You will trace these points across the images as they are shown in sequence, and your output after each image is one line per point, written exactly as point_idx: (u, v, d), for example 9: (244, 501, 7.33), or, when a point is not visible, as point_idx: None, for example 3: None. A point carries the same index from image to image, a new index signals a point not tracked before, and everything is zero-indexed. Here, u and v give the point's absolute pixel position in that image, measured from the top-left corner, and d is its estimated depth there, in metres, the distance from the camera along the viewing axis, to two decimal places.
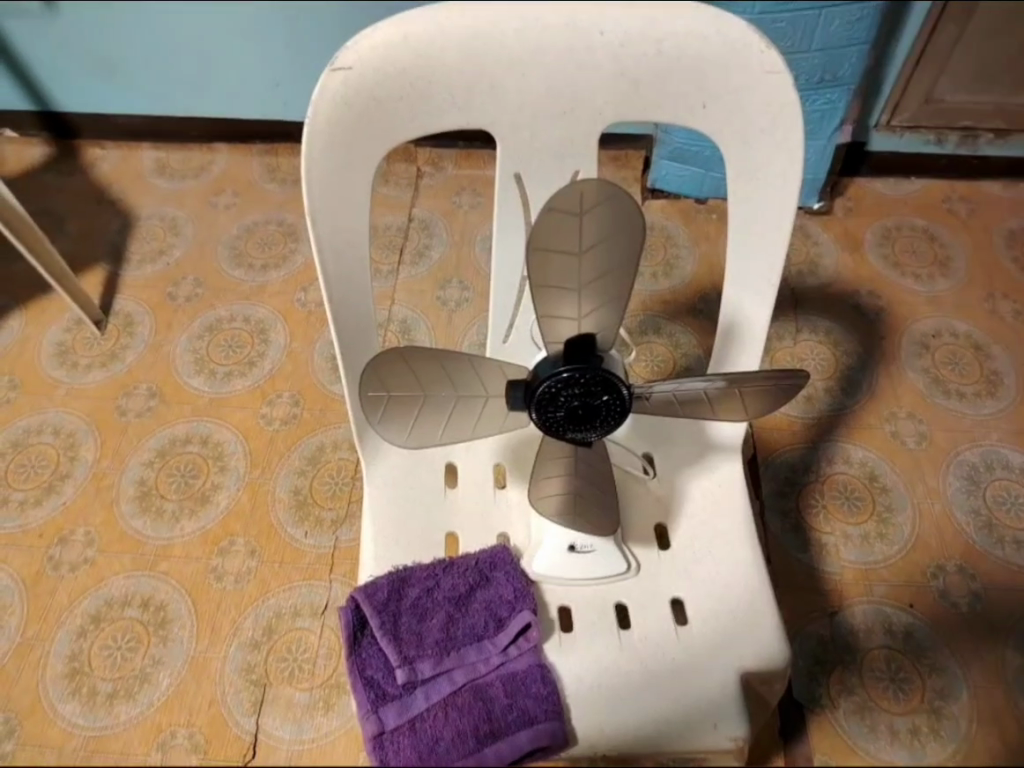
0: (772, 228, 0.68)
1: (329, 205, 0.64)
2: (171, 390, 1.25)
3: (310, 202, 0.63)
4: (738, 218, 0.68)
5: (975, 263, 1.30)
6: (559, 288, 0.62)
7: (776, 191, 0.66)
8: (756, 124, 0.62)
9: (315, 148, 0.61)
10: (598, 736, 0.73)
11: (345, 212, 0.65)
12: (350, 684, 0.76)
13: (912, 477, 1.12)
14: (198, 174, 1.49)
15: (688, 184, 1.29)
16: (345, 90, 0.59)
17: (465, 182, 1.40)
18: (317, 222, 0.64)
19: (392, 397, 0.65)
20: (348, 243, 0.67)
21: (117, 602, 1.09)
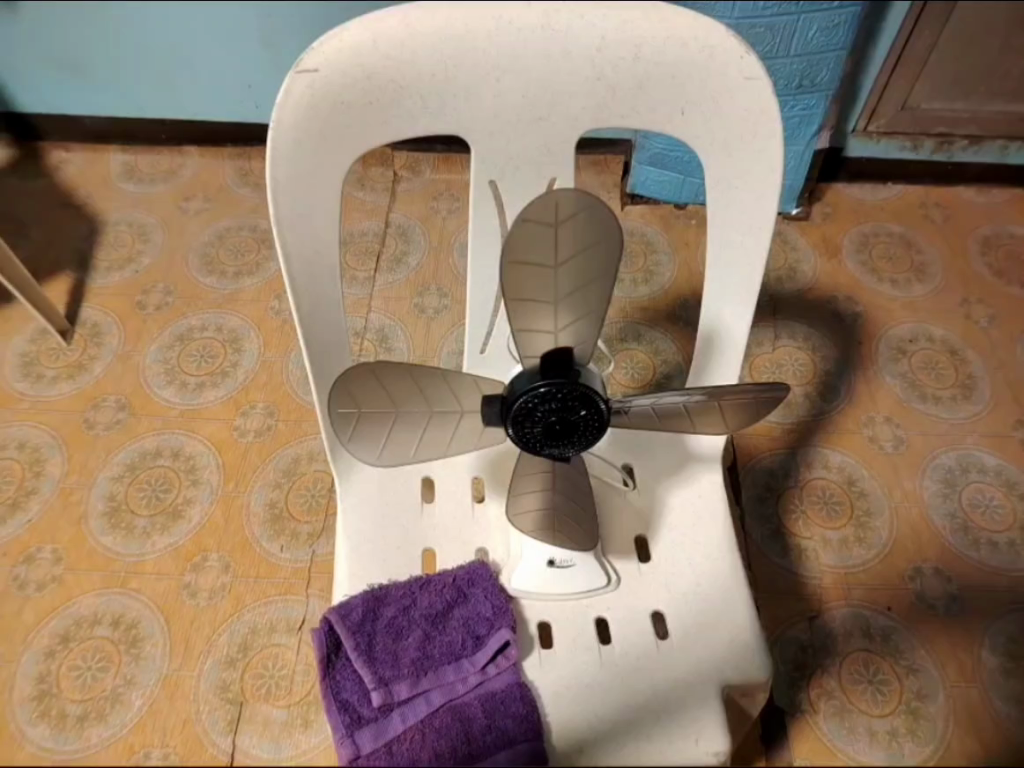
0: (751, 237, 0.66)
1: (296, 214, 0.62)
2: (141, 402, 1.23)
3: (276, 210, 0.61)
4: (717, 227, 0.67)
5: (949, 267, 1.31)
6: (534, 301, 0.60)
7: (755, 201, 0.65)
8: (736, 132, 0.61)
9: (279, 154, 0.58)
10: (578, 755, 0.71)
11: (313, 222, 0.63)
12: (324, 707, 0.76)
13: (889, 482, 1.12)
14: (168, 178, 1.46)
15: (667, 189, 1.29)
16: (311, 93, 0.57)
17: (442, 188, 1.38)
18: (284, 231, 0.62)
19: (362, 414, 0.63)
20: (317, 253, 0.65)
21: (86, 621, 1.06)
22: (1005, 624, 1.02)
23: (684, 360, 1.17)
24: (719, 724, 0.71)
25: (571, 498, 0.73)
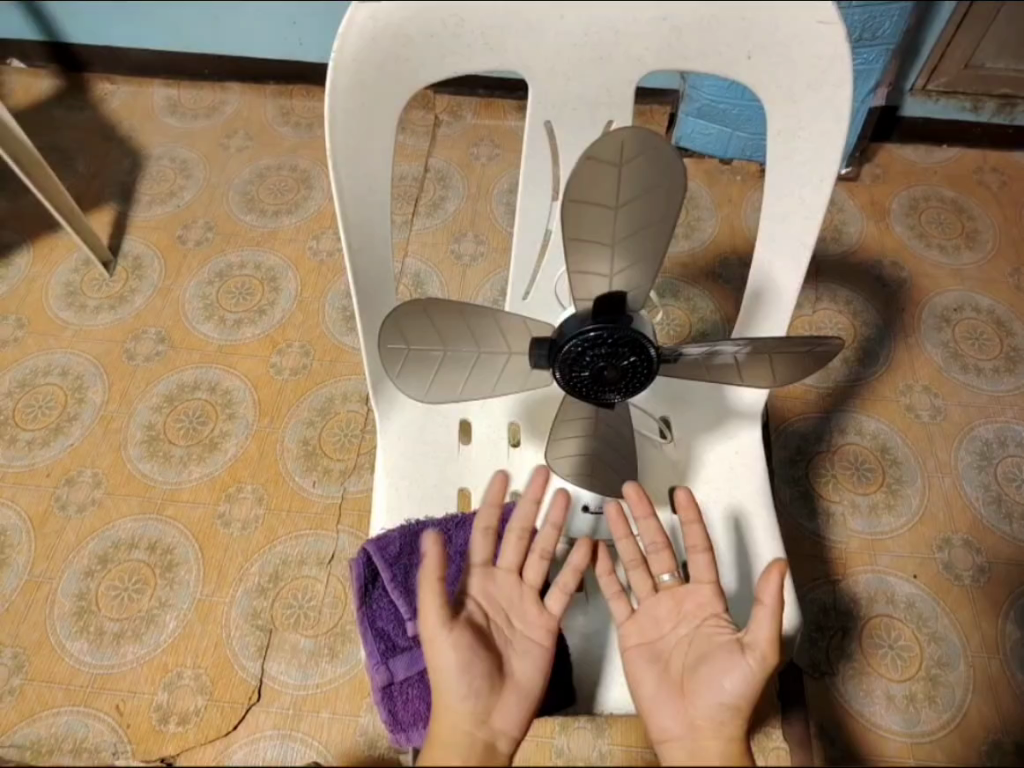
0: (809, 188, 0.65)
1: (350, 148, 0.61)
2: (180, 335, 1.24)
3: (332, 141, 0.60)
4: (777, 174, 0.65)
5: (1001, 236, 1.28)
6: (591, 242, 0.60)
7: (817, 149, 0.63)
8: (804, 78, 0.59)
9: (338, 86, 0.57)
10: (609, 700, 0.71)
11: (369, 156, 0.62)
12: (361, 634, 0.75)
13: (923, 451, 1.11)
14: (210, 115, 1.46)
15: (714, 144, 1.26)
16: (374, 25, 0.55)
17: (484, 133, 1.37)
18: (338, 164, 0.61)
19: (412, 350, 0.64)
20: (369, 189, 0.64)
21: (124, 544, 1.09)
22: None
23: (722, 319, 1.16)
24: None
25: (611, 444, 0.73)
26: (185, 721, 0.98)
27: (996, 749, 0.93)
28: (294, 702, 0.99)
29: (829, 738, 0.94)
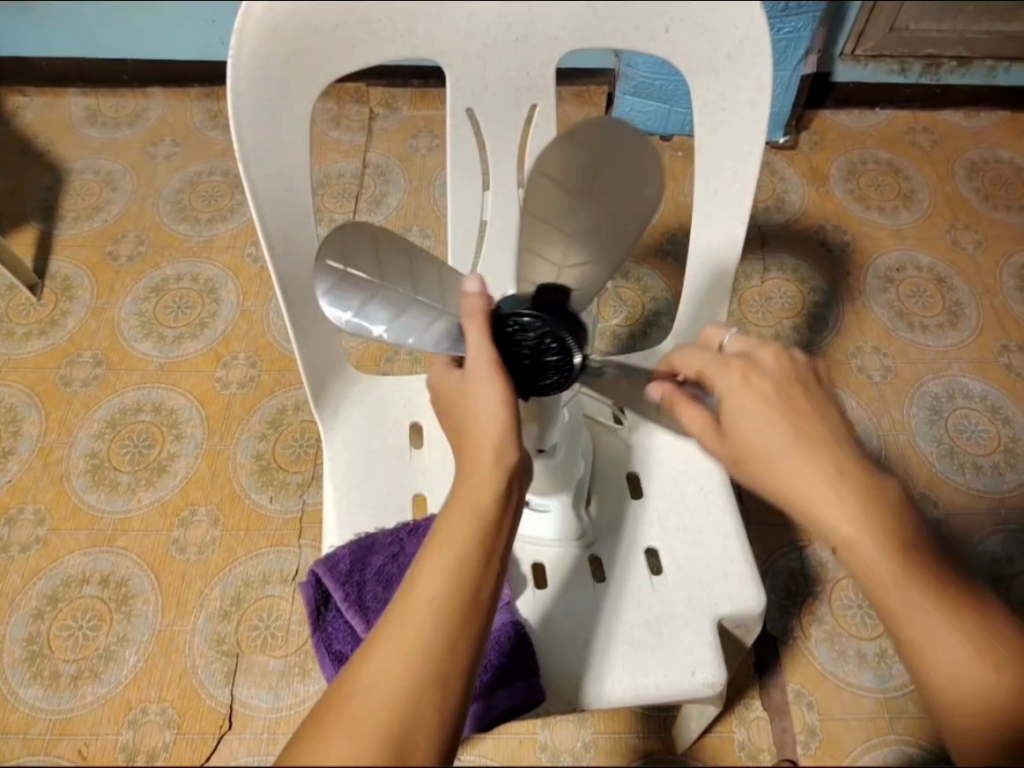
0: (741, 164, 0.62)
1: (260, 145, 0.57)
2: (117, 357, 1.19)
3: (239, 141, 0.56)
4: (705, 153, 0.62)
5: (935, 193, 1.30)
6: (547, 226, 0.52)
7: (744, 123, 0.61)
8: (723, 49, 0.57)
9: (240, 81, 0.54)
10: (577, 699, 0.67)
11: (283, 156, 0.59)
12: (317, 660, 0.72)
13: (877, 411, 1.12)
14: (133, 123, 1.41)
15: (652, 122, 1.26)
16: (272, 16, 0.52)
17: (422, 124, 1.34)
18: (251, 167, 0.58)
19: (348, 276, 0.51)
20: (288, 190, 0.60)
21: (75, 580, 1.04)
22: (990, 545, 1.03)
23: (672, 296, 1.16)
24: (712, 657, 0.68)
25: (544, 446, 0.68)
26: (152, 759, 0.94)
27: None
28: (267, 726, 0.96)
29: (806, 701, 0.97)
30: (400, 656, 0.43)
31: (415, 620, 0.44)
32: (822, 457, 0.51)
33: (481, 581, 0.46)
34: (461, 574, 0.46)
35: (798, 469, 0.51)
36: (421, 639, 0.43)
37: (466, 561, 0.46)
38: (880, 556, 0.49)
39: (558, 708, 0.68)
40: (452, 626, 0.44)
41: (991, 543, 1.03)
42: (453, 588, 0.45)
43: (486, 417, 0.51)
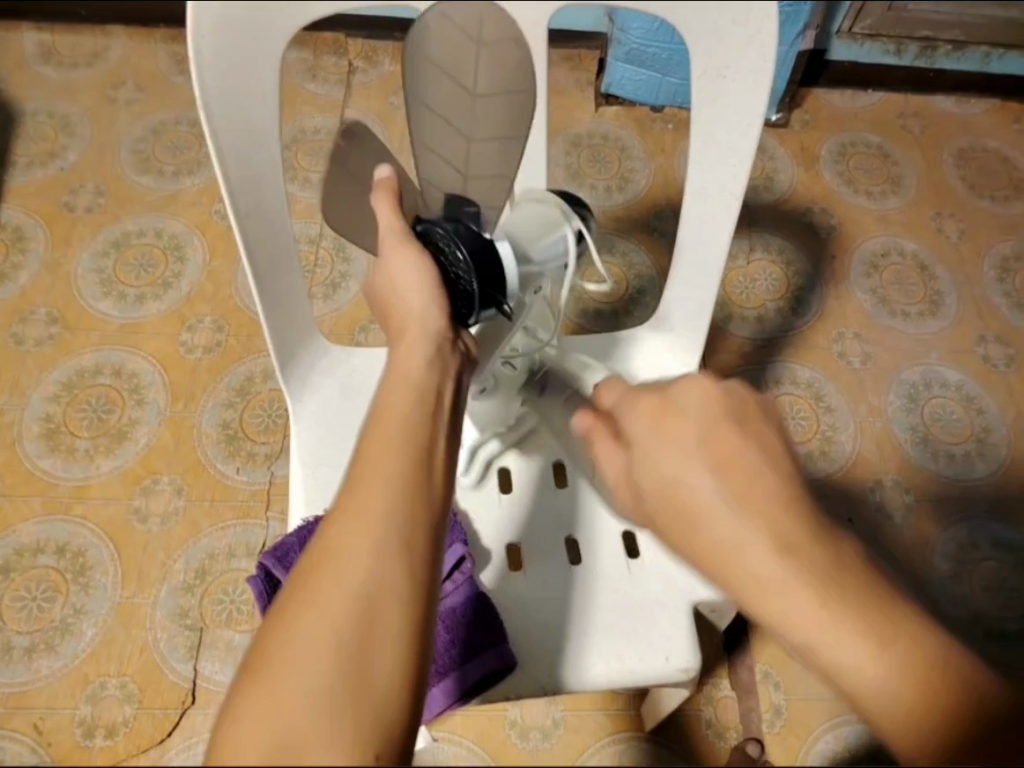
0: (740, 138, 0.58)
1: (228, 95, 0.52)
2: (74, 315, 1.13)
3: (202, 90, 0.52)
4: (703, 121, 0.58)
5: (921, 178, 1.29)
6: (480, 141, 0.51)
7: (746, 95, 0.56)
8: (728, 14, 0.53)
9: (202, 20, 0.49)
10: (548, 683, 0.65)
11: (253, 109, 0.54)
12: None
13: (855, 397, 1.12)
14: (91, 63, 1.32)
15: (644, 89, 1.21)
16: None
17: (403, 81, 1.28)
18: (214, 118, 0.53)
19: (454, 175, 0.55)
20: (256, 146, 0.56)
21: (30, 549, 1.00)
22: (959, 534, 1.05)
23: (658, 273, 1.13)
24: (687, 642, 0.66)
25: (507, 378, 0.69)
26: (113, 733, 0.91)
27: None
28: None
29: (772, 682, 1.02)
30: (355, 530, 0.39)
31: (365, 493, 0.40)
32: (755, 515, 0.44)
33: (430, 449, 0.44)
34: (406, 444, 0.43)
35: (725, 518, 0.44)
36: (375, 510, 0.40)
37: (406, 430, 0.44)
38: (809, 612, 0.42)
39: (527, 692, 0.65)
40: (405, 492, 0.41)
41: (959, 532, 1.05)
42: (400, 456, 0.42)
43: (411, 296, 0.50)
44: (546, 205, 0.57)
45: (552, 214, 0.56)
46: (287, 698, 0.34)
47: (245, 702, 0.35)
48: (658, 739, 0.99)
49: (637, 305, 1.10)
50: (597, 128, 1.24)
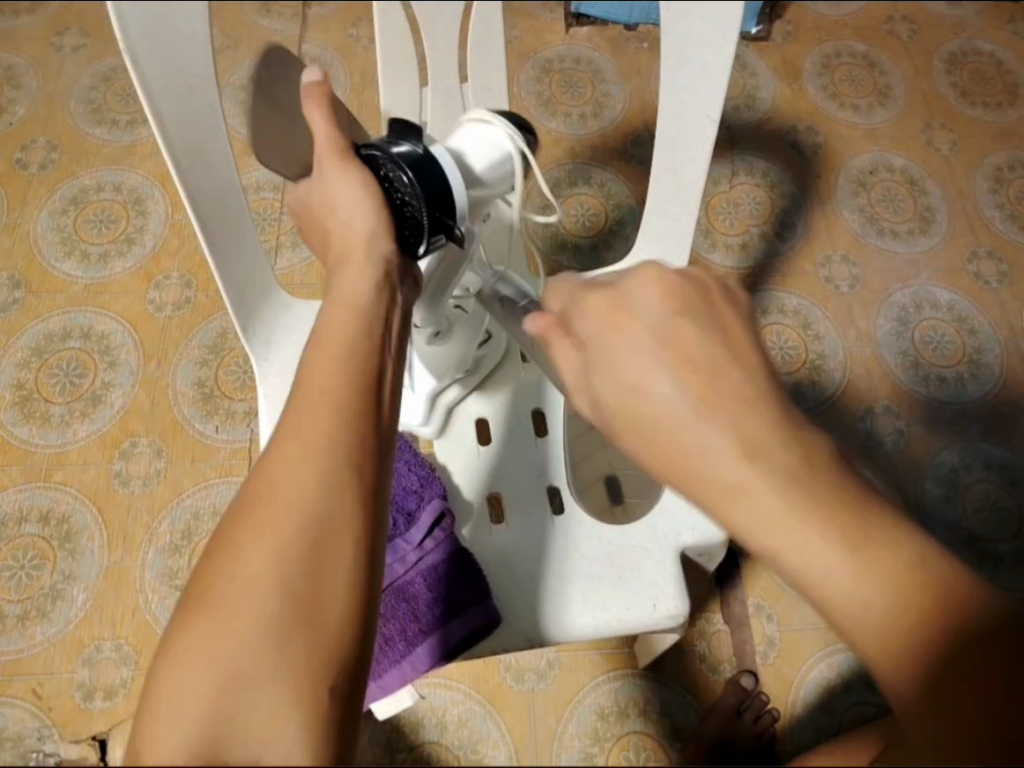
0: (714, 54, 0.54)
1: (152, 46, 0.48)
2: (37, 277, 1.09)
3: (123, 32, 0.46)
4: (673, 36, 0.54)
5: (911, 88, 1.23)
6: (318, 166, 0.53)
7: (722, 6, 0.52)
8: None
9: None
10: (534, 631, 0.64)
11: (180, 54, 0.50)
12: None
13: (844, 322, 1.10)
14: (33, 11, 1.25)
15: (616, 7, 1.16)
16: None
17: (362, 12, 1.21)
18: (140, 63, 0.48)
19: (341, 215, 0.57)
20: (189, 92, 0.51)
21: (14, 517, 0.99)
22: (951, 458, 1.04)
23: (637, 202, 1.09)
24: (676, 587, 0.65)
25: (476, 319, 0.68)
26: (111, 695, 0.92)
27: None
28: None
29: (766, 613, 1.04)
30: (302, 445, 0.39)
31: (312, 412, 0.40)
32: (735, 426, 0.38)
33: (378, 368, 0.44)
34: (353, 369, 0.42)
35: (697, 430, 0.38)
36: (319, 424, 0.40)
37: (358, 352, 0.43)
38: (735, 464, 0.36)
39: (513, 645, 0.64)
40: (351, 408, 0.41)
41: (952, 455, 1.04)
42: (345, 381, 0.42)
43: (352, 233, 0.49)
44: (486, 126, 0.52)
45: (497, 135, 0.52)
46: (228, 623, 0.34)
47: (191, 630, 0.34)
48: (654, 675, 1.01)
49: (616, 237, 1.06)
50: (569, 50, 1.18)
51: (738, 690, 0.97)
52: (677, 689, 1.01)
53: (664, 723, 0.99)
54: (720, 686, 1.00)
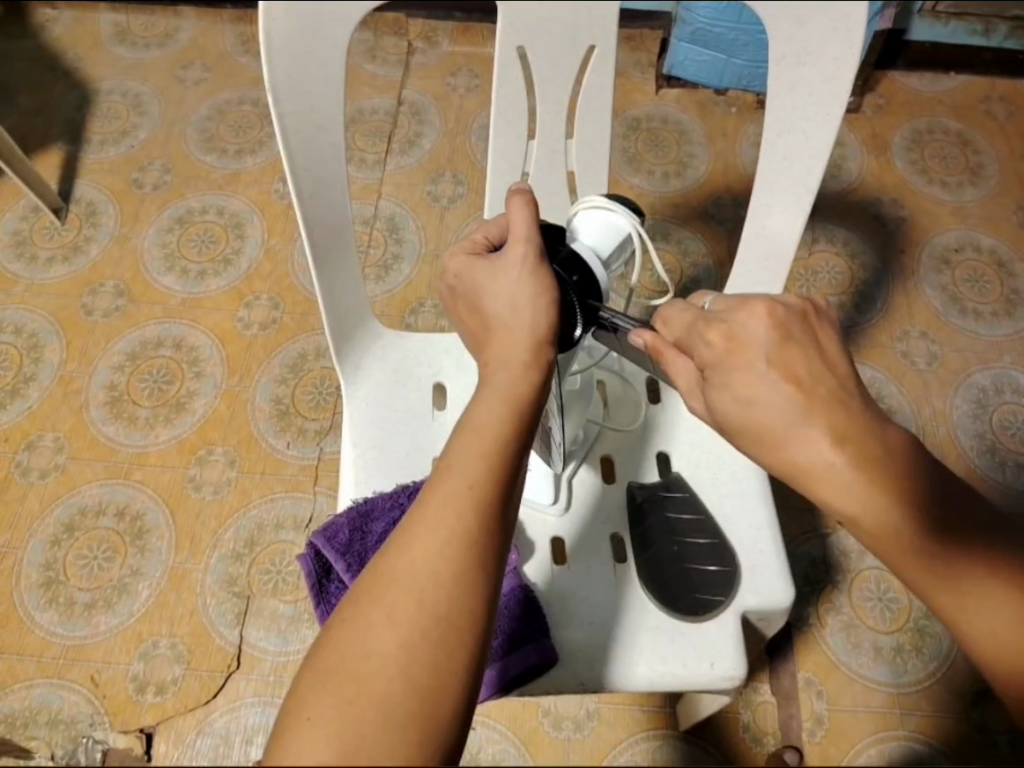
0: (819, 123, 0.55)
1: (293, 75, 0.52)
2: (139, 288, 1.17)
3: (270, 71, 0.51)
4: (778, 109, 0.55)
5: (1005, 169, 1.22)
6: None
7: (829, 80, 0.53)
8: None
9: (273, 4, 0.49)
10: (588, 675, 0.64)
11: (317, 94, 0.54)
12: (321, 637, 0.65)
13: (919, 398, 1.07)
14: (163, 45, 1.36)
15: (707, 72, 1.19)
16: None
17: (461, 61, 1.28)
18: (279, 97, 0.52)
19: None
20: (319, 129, 0.55)
21: (91, 510, 1.05)
22: None
23: (714, 261, 1.09)
24: (733, 650, 0.65)
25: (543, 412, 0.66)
26: (162, 691, 0.96)
27: None
28: (274, 670, 0.97)
29: (816, 690, 1.01)
30: (436, 536, 0.41)
31: (450, 504, 0.42)
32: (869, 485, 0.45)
33: (514, 475, 0.45)
34: (495, 472, 0.44)
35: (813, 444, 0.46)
36: (458, 520, 0.41)
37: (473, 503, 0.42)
38: (901, 526, 0.45)
39: (568, 688, 0.64)
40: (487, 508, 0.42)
41: None
42: (488, 484, 0.43)
43: (515, 338, 0.51)
44: (606, 210, 0.58)
45: (618, 221, 0.58)
46: (351, 693, 0.35)
47: (315, 693, 0.36)
48: (691, 739, 0.99)
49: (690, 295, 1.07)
50: (658, 110, 1.22)
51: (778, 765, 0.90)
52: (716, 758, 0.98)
53: None
54: (761, 759, 0.97)
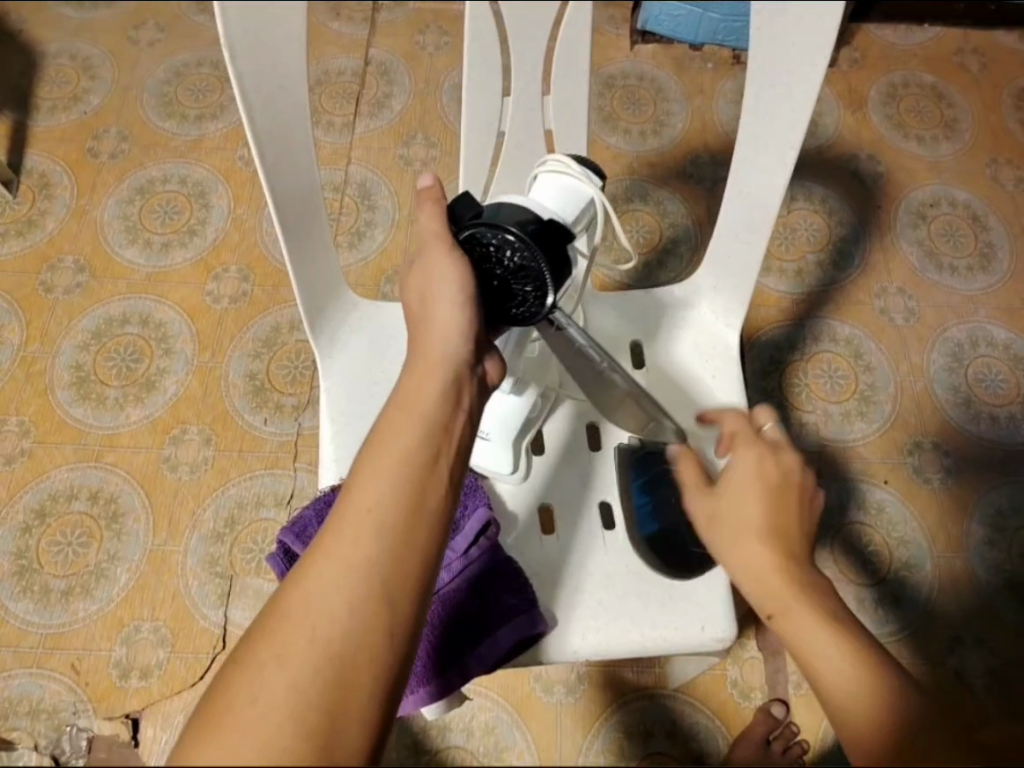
0: (802, 77, 0.53)
1: (251, 34, 0.48)
2: (101, 263, 1.12)
3: (225, 31, 0.47)
4: (760, 63, 0.53)
5: (978, 124, 1.22)
6: None
7: (813, 32, 0.51)
8: None
9: None
10: (579, 644, 0.64)
11: (278, 54, 0.50)
12: None
13: (896, 354, 1.08)
14: (112, 4, 1.29)
15: (683, 27, 1.16)
16: None
17: (430, 18, 1.23)
18: (238, 60, 0.49)
19: None
20: (282, 90, 0.52)
21: (63, 495, 1.01)
22: (999, 499, 1.02)
23: (693, 222, 1.08)
24: (724, 611, 0.64)
25: (648, 413, 0.60)
26: (147, 675, 0.94)
27: (961, 646, 0.95)
28: None
29: None
30: (340, 569, 0.41)
31: (358, 532, 0.42)
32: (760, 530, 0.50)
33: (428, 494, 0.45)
34: (408, 498, 0.44)
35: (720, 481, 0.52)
36: (366, 549, 0.41)
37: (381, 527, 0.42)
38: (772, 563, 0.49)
39: (560, 658, 0.64)
40: (400, 535, 0.42)
41: (1003, 498, 1.02)
42: (399, 509, 0.43)
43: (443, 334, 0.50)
44: (566, 173, 0.54)
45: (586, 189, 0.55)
46: (243, 741, 0.35)
47: (207, 734, 0.35)
48: (682, 697, 1.00)
49: (671, 257, 1.06)
50: (633, 68, 1.19)
51: (769, 720, 0.95)
52: (707, 713, 1.00)
53: (691, 745, 0.98)
54: (751, 714, 0.99)
